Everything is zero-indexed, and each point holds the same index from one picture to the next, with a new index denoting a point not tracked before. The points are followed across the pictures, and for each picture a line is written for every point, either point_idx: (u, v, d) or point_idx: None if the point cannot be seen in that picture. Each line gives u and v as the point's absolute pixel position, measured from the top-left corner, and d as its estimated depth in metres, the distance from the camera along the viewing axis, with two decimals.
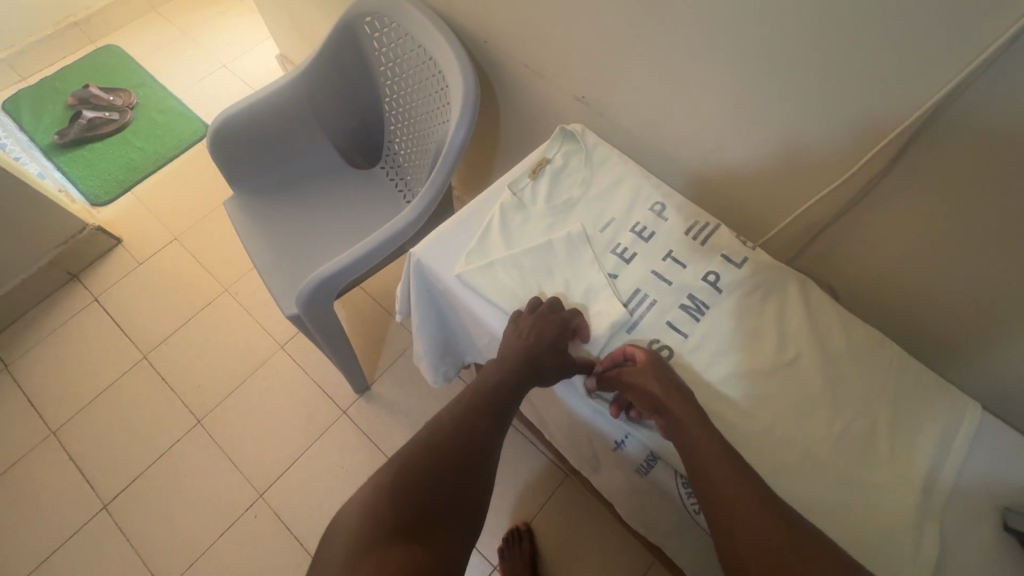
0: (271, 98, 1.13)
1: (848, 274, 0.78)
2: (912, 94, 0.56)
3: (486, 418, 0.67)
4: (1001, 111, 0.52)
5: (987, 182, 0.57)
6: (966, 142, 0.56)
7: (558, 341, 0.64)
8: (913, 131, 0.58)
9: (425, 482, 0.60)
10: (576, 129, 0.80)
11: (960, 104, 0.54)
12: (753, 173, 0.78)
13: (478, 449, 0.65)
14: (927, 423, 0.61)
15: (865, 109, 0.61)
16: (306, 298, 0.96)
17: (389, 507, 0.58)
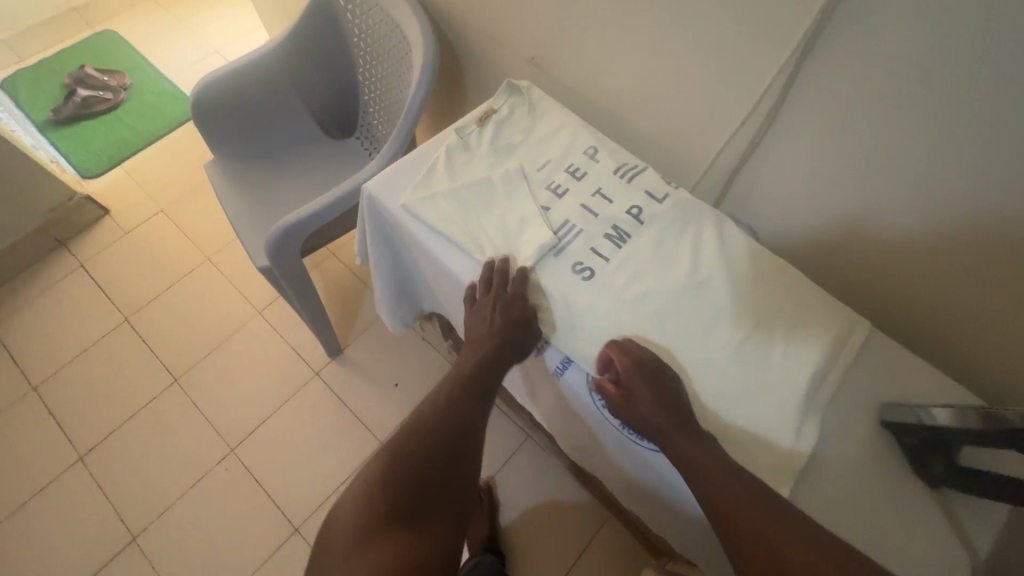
0: (251, 66, 1.21)
1: (764, 212, 0.86)
2: (789, 27, 0.64)
3: (465, 400, 0.70)
4: (861, 35, 0.60)
5: (858, 104, 0.65)
6: (838, 68, 0.64)
7: (516, 320, 0.69)
8: (796, 62, 0.66)
9: (416, 470, 0.64)
10: (523, 84, 0.88)
11: (828, 32, 0.62)
12: (679, 124, 0.85)
13: (465, 432, 0.68)
14: (822, 332, 0.67)
15: (757, 47, 0.68)
16: (274, 245, 1.03)
17: (385, 497, 0.62)
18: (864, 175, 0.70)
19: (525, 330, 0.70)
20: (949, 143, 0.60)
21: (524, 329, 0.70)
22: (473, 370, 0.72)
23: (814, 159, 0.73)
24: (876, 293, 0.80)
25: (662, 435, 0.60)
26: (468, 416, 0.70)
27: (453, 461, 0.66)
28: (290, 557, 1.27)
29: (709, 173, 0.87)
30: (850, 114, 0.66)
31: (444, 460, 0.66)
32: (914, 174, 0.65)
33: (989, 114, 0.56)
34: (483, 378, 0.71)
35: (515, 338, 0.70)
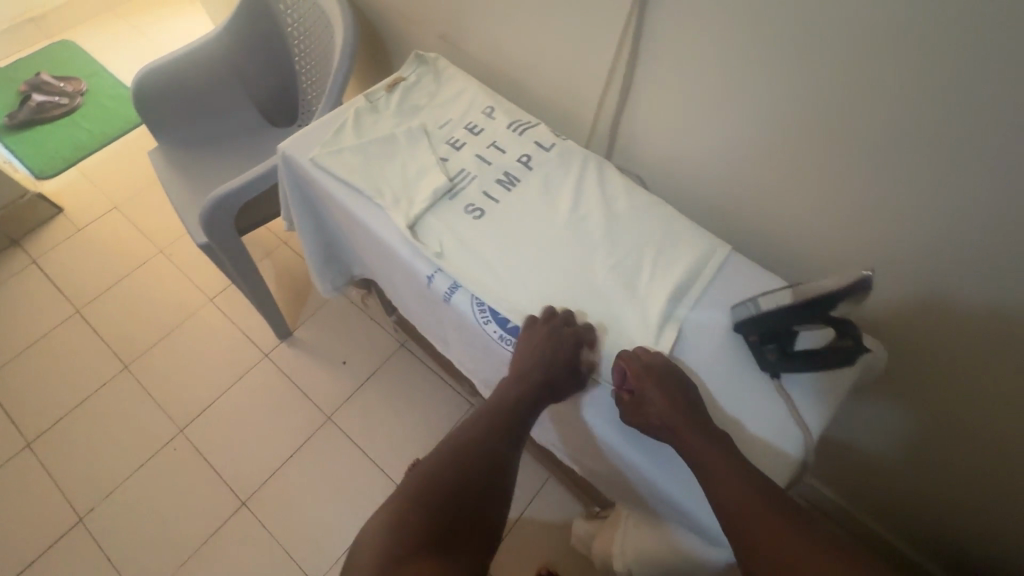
0: (190, 55, 1.27)
1: (649, 163, 0.93)
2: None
3: (503, 433, 0.67)
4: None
5: (694, 47, 0.74)
6: (672, 14, 0.73)
7: (572, 359, 0.67)
8: (639, 12, 0.75)
9: (453, 497, 0.61)
10: (429, 55, 0.96)
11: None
12: (568, 85, 0.93)
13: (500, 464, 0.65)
14: (686, 256, 0.75)
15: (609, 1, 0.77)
16: (206, 217, 1.08)
17: (423, 517, 0.59)
18: (713, 113, 0.78)
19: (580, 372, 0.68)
20: (766, 73, 0.69)
21: (575, 367, 0.68)
22: (516, 402, 0.68)
23: (673, 103, 0.82)
24: (751, 228, 0.88)
25: (676, 435, 0.61)
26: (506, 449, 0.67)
27: (489, 493, 0.63)
28: (237, 529, 1.29)
29: (599, 129, 0.95)
30: (690, 56, 0.75)
31: (478, 489, 0.63)
32: (747, 106, 0.74)
33: (787, 42, 0.65)
34: (522, 412, 0.68)
35: (564, 378, 0.67)
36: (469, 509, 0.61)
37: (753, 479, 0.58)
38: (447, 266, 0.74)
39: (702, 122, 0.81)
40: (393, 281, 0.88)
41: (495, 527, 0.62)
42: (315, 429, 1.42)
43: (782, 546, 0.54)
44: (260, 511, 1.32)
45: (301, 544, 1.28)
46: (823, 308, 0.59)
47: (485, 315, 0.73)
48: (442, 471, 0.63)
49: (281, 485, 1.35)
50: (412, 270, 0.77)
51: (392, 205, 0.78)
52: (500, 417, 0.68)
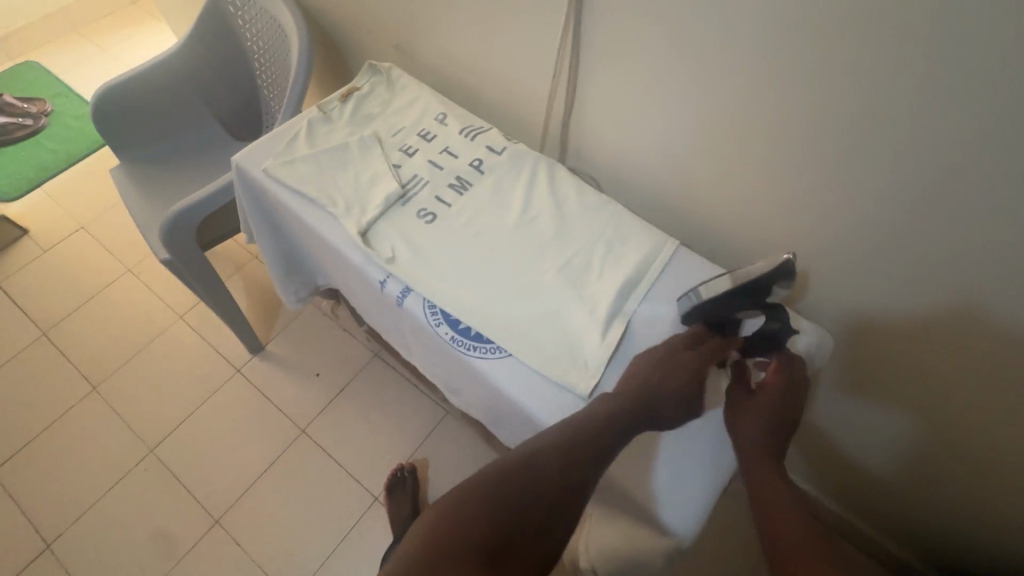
0: (148, 72, 1.27)
1: (602, 162, 0.95)
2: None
3: (601, 453, 0.61)
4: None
5: (630, 47, 0.76)
6: (607, 17, 0.75)
7: (687, 386, 0.67)
8: (576, 15, 0.78)
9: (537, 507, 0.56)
10: (383, 65, 0.97)
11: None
12: (519, 89, 0.95)
13: (595, 478, 0.60)
14: (633, 254, 0.77)
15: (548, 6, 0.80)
16: (166, 233, 1.08)
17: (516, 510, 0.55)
18: (655, 111, 0.81)
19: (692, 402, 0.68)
20: (698, 71, 0.72)
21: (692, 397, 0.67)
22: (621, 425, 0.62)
23: (619, 103, 0.84)
24: (703, 223, 0.90)
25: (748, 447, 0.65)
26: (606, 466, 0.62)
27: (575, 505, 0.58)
28: (211, 547, 1.28)
29: (552, 132, 0.97)
30: (629, 56, 0.77)
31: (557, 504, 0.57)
32: (684, 104, 0.77)
33: (714, 39, 0.68)
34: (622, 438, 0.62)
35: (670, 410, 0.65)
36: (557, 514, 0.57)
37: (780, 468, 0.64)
38: (397, 270, 0.75)
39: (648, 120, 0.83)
40: (349, 287, 0.88)
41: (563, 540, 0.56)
42: (289, 443, 1.41)
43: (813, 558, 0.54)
44: (234, 527, 1.30)
45: (276, 559, 1.26)
46: (756, 288, 0.62)
47: (437, 319, 0.74)
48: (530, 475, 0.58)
49: (255, 500, 1.33)
50: (364, 275, 0.78)
51: (344, 213, 0.78)
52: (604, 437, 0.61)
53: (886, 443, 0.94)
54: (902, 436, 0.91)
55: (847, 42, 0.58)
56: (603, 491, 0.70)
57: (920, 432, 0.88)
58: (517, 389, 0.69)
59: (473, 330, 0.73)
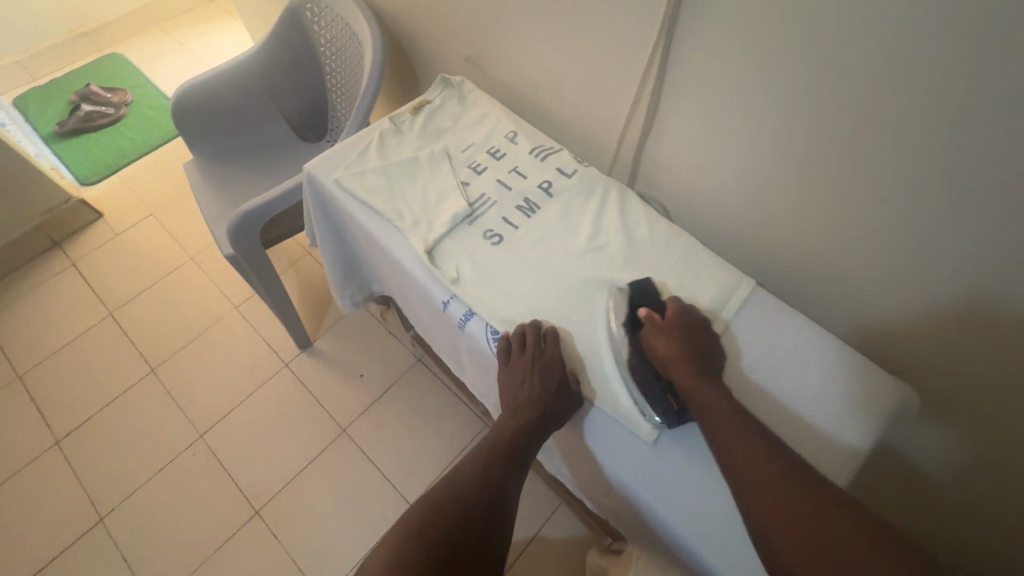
0: (226, 73, 1.31)
1: (672, 191, 0.91)
2: (653, 14, 0.72)
3: (504, 465, 0.69)
4: (709, 18, 0.67)
5: (720, 81, 0.72)
6: (697, 50, 0.72)
7: (560, 381, 0.67)
8: (664, 45, 0.74)
9: (457, 527, 0.63)
10: (456, 79, 0.97)
11: (682, 16, 0.70)
12: (590, 110, 0.93)
13: (505, 488, 0.68)
14: (708, 293, 0.74)
15: (634, 32, 0.77)
16: (234, 232, 1.11)
17: (419, 548, 0.61)
18: (740, 146, 0.76)
19: (571, 394, 0.67)
20: (793, 111, 0.67)
21: (564, 397, 0.67)
22: (514, 437, 0.70)
23: (701, 135, 0.80)
24: (777, 263, 0.85)
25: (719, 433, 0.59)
26: (502, 481, 0.68)
27: (491, 516, 0.66)
28: (249, 537, 1.30)
29: (622, 156, 0.94)
30: (717, 89, 0.73)
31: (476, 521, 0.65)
32: (772, 143, 0.72)
33: (816, 81, 0.63)
34: (521, 447, 0.69)
35: (556, 409, 0.67)
36: (466, 546, 0.63)
37: (765, 440, 0.58)
38: (461, 292, 0.74)
39: (728, 153, 0.79)
40: (408, 301, 0.88)
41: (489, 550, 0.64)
42: (329, 442, 1.42)
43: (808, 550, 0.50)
44: (272, 521, 1.32)
45: (309, 557, 1.28)
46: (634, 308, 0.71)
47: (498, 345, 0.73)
48: (447, 502, 0.65)
49: (293, 496, 1.35)
50: (426, 293, 0.77)
51: (411, 229, 0.78)
52: (501, 451, 0.69)
53: (954, 471, 0.80)
54: (944, 450, 0.79)
55: (975, 98, 0.53)
56: (660, 539, 0.67)
57: (970, 443, 0.75)
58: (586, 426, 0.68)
59: None
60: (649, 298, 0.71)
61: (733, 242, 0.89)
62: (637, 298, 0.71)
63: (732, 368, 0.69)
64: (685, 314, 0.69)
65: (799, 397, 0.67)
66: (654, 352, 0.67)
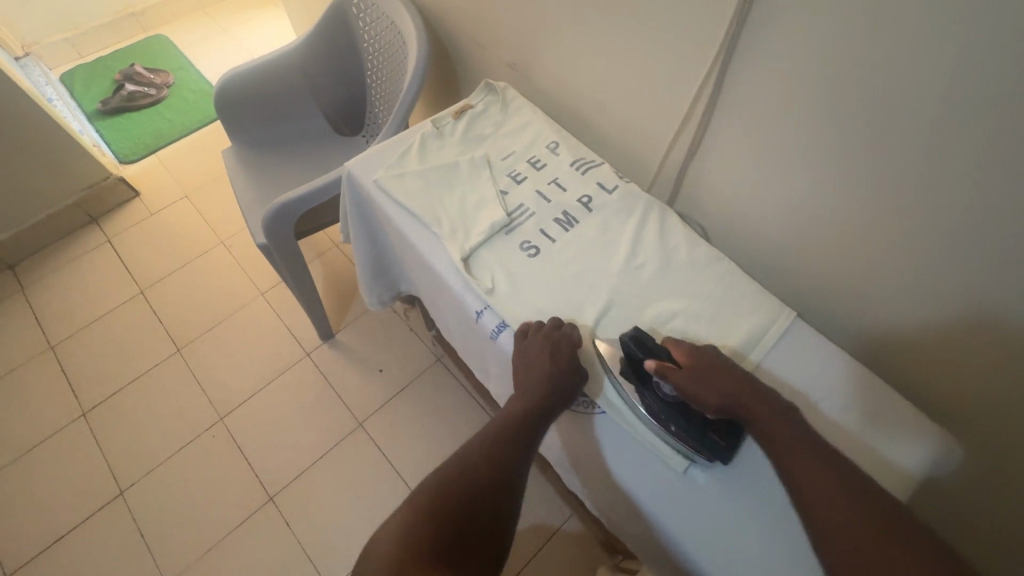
0: (270, 64, 1.33)
1: (712, 212, 0.90)
2: (712, 34, 0.70)
3: (516, 446, 0.66)
4: (772, 43, 0.66)
5: (777, 107, 0.70)
6: (755, 73, 0.70)
7: (573, 359, 0.68)
8: (720, 67, 0.72)
9: (471, 506, 0.60)
10: (499, 85, 0.96)
11: (743, 39, 0.68)
12: (634, 125, 0.91)
13: (517, 469, 0.65)
14: (746, 321, 0.72)
15: (689, 52, 0.75)
16: (269, 223, 1.13)
17: (428, 530, 0.56)
18: (790, 173, 0.74)
19: (580, 370, 0.69)
20: (853, 143, 0.65)
21: (576, 374, 0.68)
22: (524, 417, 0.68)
23: (750, 158, 0.78)
24: (815, 295, 0.83)
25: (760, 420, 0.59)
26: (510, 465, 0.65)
27: (503, 497, 0.63)
28: (262, 523, 1.32)
29: (663, 173, 0.92)
30: (773, 115, 0.71)
31: (489, 501, 0.61)
32: (825, 173, 0.70)
33: (881, 115, 0.61)
34: (532, 427, 0.68)
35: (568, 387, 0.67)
36: (480, 526, 0.59)
37: (814, 441, 0.57)
38: (495, 303, 0.73)
39: (776, 180, 0.77)
40: (438, 307, 0.88)
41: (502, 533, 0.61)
42: (345, 435, 1.44)
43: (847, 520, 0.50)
44: (285, 508, 1.34)
45: (320, 547, 1.29)
46: (640, 365, 0.66)
47: None
48: (458, 481, 0.62)
49: (308, 485, 1.37)
50: (458, 301, 0.77)
51: (448, 235, 0.78)
52: (511, 431, 0.67)
53: None
54: None
55: None
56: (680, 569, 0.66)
57: None
58: (614, 454, 0.68)
59: None
60: (649, 347, 0.66)
61: (772, 269, 0.87)
62: (641, 352, 0.66)
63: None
64: (692, 348, 0.66)
65: (836, 437, 0.65)
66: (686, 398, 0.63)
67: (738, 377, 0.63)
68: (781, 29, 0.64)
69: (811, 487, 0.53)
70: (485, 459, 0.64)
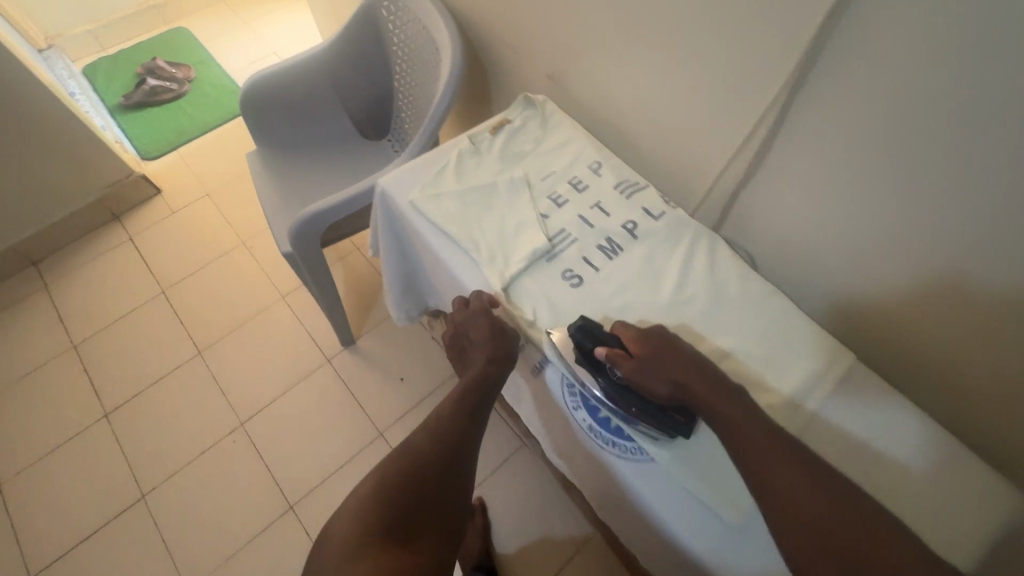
0: (297, 66, 1.30)
1: (763, 240, 0.85)
2: (783, 58, 0.66)
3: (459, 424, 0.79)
4: (853, 69, 0.61)
5: (850, 135, 0.66)
6: (829, 100, 0.65)
7: (495, 329, 0.73)
8: (789, 92, 0.68)
9: (413, 481, 0.74)
10: (538, 99, 0.92)
11: (820, 64, 0.64)
12: (681, 145, 0.87)
13: (461, 444, 0.78)
14: (805, 363, 0.68)
15: (753, 75, 0.70)
16: (296, 233, 1.11)
17: (381, 510, 0.71)
18: (857, 205, 0.70)
19: (505, 335, 0.74)
20: (935, 180, 0.61)
21: (502, 351, 0.74)
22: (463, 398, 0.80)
23: (812, 187, 0.73)
24: (874, 336, 0.79)
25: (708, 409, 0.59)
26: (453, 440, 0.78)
27: (446, 467, 0.76)
28: (282, 532, 1.31)
29: (709, 198, 0.88)
30: (844, 144, 0.67)
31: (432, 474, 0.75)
32: (897, 208, 0.66)
33: (974, 155, 0.57)
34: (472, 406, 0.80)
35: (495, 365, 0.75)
36: (420, 497, 0.74)
37: (765, 428, 0.57)
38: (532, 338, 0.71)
39: (840, 212, 0.72)
40: None
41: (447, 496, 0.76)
42: (366, 444, 1.42)
43: (808, 522, 0.53)
44: (305, 517, 1.33)
45: None
46: (591, 355, 0.65)
47: (574, 397, 0.69)
48: (401, 462, 0.75)
49: (328, 494, 1.36)
50: None
51: (487, 263, 0.75)
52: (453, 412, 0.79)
53: None
54: None
55: None
56: None
57: None
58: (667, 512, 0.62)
59: (612, 423, 0.67)
60: (598, 335, 0.65)
61: (825, 302, 0.83)
62: (589, 343, 0.65)
63: (825, 453, 0.64)
64: (634, 329, 0.66)
65: (902, 494, 0.61)
66: (638, 384, 0.63)
67: (678, 355, 0.62)
68: (866, 55, 0.59)
69: (778, 492, 0.54)
70: (430, 441, 0.77)
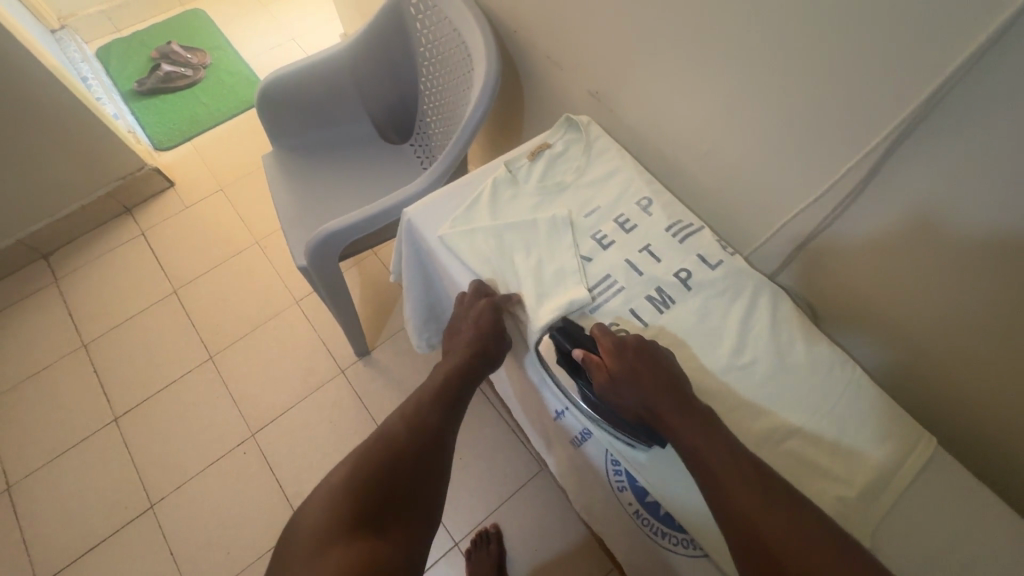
0: (317, 65, 1.21)
1: (826, 295, 0.77)
2: (889, 103, 0.56)
3: (442, 408, 0.71)
4: (974, 131, 0.51)
5: (955, 204, 0.56)
6: (935, 160, 0.55)
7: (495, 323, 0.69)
8: (889, 144, 0.58)
9: (390, 473, 0.65)
10: (582, 120, 0.85)
11: (933, 117, 0.54)
12: (742, 184, 0.78)
13: (445, 432, 0.70)
14: (882, 452, 0.60)
15: (849, 118, 0.61)
16: (313, 251, 1.04)
17: (350, 504, 0.61)
18: (951, 280, 0.60)
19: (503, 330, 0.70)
20: None
21: (496, 338, 0.70)
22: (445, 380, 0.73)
23: (895, 248, 0.64)
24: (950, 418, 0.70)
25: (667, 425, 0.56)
26: (435, 428, 0.69)
27: (430, 459, 0.67)
28: None
29: (768, 243, 0.79)
30: (942, 210, 0.57)
31: (411, 466, 0.66)
32: (1003, 293, 0.56)
33: None
34: (456, 387, 0.73)
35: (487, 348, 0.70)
36: (398, 490, 0.64)
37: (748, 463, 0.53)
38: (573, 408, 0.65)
39: (927, 281, 0.63)
40: (514, 382, 0.82)
41: (432, 493, 0.67)
42: None
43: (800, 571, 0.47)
44: None
45: None
46: (568, 356, 0.64)
47: (619, 478, 0.63)
48: (379, 448, 0.66)
49: None
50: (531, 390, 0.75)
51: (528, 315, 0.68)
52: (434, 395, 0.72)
53: None
54: None
55: None
56: None
57: None
58: None
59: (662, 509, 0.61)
60: (576, 338, 0.65)
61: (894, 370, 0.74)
62: (565, 344, 0.64)
63: (905, 560, 0.56)
64: (611, 334, 0.63)
65: None
66: (609, 396, 0.60)
67: (656, 371, 0.59)
68: (998, 115, 0.49)
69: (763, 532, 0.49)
70: (410, 427, 0.69)
